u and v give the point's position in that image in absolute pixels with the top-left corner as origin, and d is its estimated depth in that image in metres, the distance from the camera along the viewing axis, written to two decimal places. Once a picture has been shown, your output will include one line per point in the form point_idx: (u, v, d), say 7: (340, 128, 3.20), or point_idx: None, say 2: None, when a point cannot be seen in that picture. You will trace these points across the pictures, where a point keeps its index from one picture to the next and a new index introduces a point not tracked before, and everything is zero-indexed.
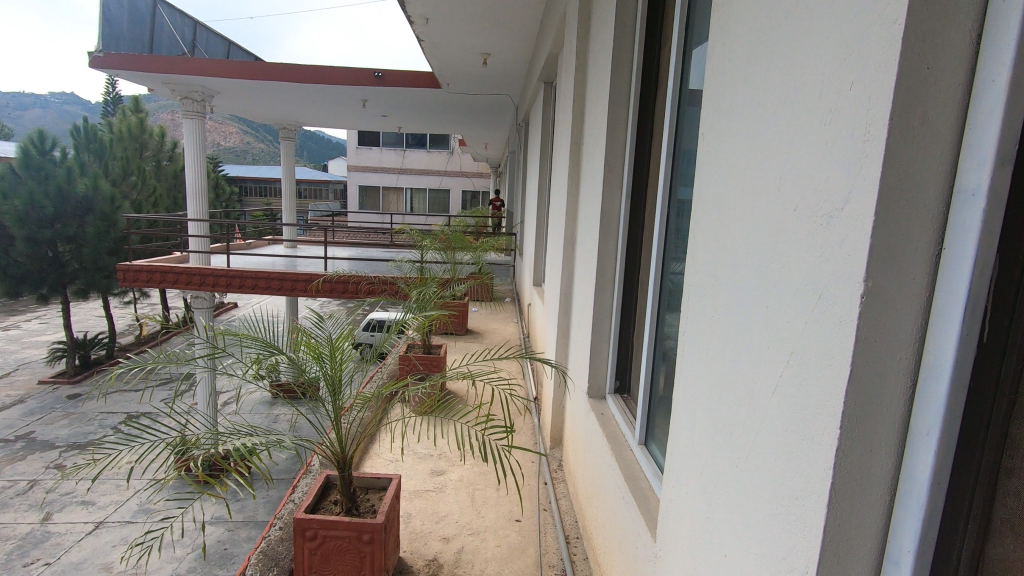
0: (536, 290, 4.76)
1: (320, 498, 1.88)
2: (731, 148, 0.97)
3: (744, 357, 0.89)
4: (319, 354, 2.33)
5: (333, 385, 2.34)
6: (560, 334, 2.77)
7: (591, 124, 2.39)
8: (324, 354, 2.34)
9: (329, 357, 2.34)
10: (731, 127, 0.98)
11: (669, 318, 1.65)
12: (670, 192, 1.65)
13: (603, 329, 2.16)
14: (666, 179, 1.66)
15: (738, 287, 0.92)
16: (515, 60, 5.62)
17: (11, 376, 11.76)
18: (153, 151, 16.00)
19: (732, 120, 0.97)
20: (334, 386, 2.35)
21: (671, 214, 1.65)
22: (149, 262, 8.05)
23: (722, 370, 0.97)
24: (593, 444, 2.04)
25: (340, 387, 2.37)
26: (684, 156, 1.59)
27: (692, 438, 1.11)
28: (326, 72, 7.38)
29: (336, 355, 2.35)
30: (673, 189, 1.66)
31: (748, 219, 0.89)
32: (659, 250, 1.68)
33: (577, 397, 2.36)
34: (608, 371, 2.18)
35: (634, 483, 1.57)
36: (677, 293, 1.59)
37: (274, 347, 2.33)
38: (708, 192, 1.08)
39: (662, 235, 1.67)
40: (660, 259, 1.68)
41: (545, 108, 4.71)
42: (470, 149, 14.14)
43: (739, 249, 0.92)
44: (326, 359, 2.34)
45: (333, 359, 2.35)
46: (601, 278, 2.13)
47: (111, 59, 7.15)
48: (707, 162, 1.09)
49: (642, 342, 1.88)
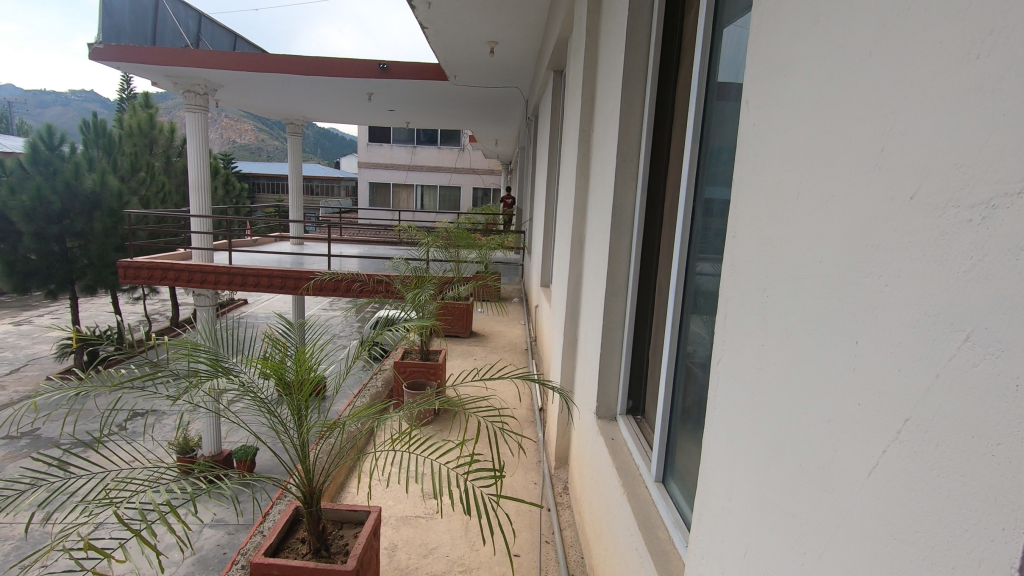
0: (545, 291, 4.54)
1: (285, 535, 1.65)
2: (794, 108, 0.70)
3: (815, 401, 0.63)
4: (282, 371, 2.06)
5: (297, 411, 2.09)
6: (567, 344, 2.51)
7: (602, 108, 2.13)
8: (288, 372, 2.08)
9: (295, 375, 2.08)
10: (791, 86, 0.71)
11: (693, 336, 1.38)
12: (696, 181, 1.38)
13: (615, 343, 1.90)
14: (693, 169, 1.39)
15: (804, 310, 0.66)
16: (524, 48, 5.36)
17: (21, 372, 11.78)
18: (163, 147, 15.95)
19: (793, 81, 0.71)
20: (299, 407, 2.09)
21: (698, 207, 1.38)
22: (152, 259, 7.94)
23: (776, 421, 0.72)
24: (601, 474, 1.77)
25: (307, 413, 2.11)
26: (716, 139, 1.31)
27: (730, 502, 0.84)
28: (332, 64, 7.17)
29: (302, 380, 2.09)
30: (700, 181, 1.38)
31: (824, 208, 0.63)
32: (684, 253, 1.41)
33: (584, 416, 2.11)
34: (619, 389, 1.92)
35: (650, 533, 1.31)
36: (703, 303, 1.33)
37: (227, 368, 2.06)
38: (753, 181, 0.82)
39: (685, 235, 1.41)
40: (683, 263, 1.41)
41: (553, 100, 4.43)
42: (480, 146, 13.96)
43: (801, 251, 0.67)
44: (290, 377, 2.08)
45: (298, 376, 2.09)
46: (613, 284, 1.88)
47: (110, 51, 7.01)
48: (753, 144, 0.83)
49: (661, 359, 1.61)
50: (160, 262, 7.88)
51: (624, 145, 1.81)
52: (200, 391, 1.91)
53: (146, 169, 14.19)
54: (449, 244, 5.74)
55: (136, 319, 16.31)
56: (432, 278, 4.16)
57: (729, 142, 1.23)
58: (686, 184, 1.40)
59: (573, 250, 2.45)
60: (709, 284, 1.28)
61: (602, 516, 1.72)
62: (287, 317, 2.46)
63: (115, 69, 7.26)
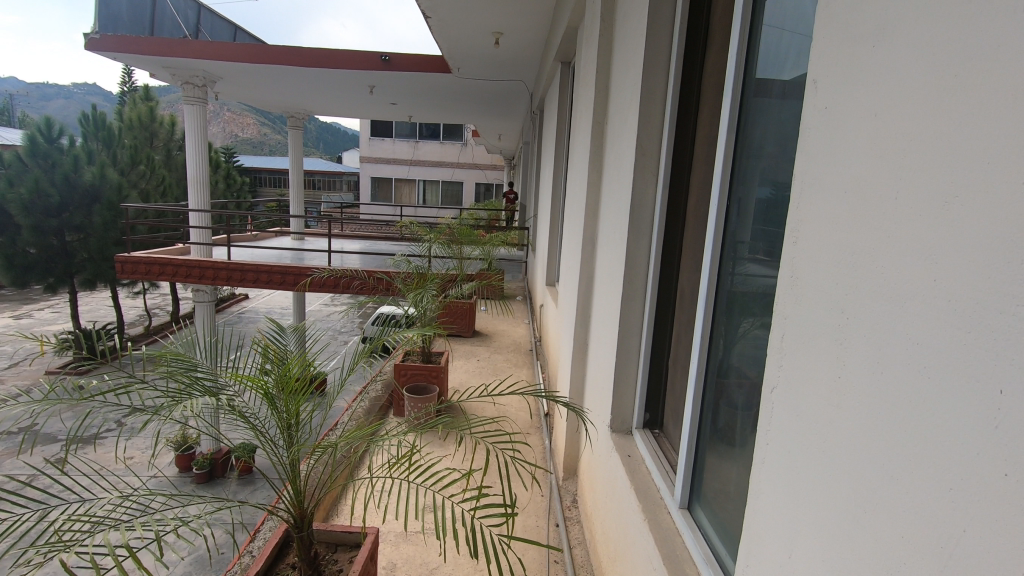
0: (551, 290, 4.41)
1: (273, 560, 1.53)
2: (897, 89, 0.56)
3: (942, 458, 0.49)
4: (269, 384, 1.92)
5: (287, 427, 1.95)
6: (577, 350, 2.37)
7: (618, 98, 1.98)
8: (276, 385, 1.93)
9: (284, 389, 1.93)
10: (892, 65, 0.57)
11: (724, 348, 1.25)
12: (732, 174, 1.23)
13: (633, 353, 1.77)
14: (728, 161, 1.24)
15: (922, 337, 0.52)
16: (531, 39, 5.20)
17: (20, 367, 11.68)
18: (163, 141, 15.82)
19: (896, 56, 0.57)
20: (288, 422, 1.95)
21: (734, 204, 1.23)
22: (149, 254, 7.82)
23: (879, 466, 0.57)
24: (617, 494, 1.64)
25: (297, 429, 1.97)
26: (757, 127, 1.16)
27: (791, 556, 0.72)
28: (333, 55, 7.00)
29: (291, 395, 1.94)
30: (735, 176, 1.23)
31: (963, 209, 0.49)
32: (717, 256, 1.26)
33: (597, 426, 1.97)
34: (636, 401, 1.78)
35: (676, 566, 1.18)
36: (737, 314, 1.19)
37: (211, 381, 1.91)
38: (828, 178, 0.68)
39: (718, 235, 1.26)
40: (716, 266, 1.27)
41: (562, 91, 4.27)
42: (483, 140, 13.79)
43: (917, 266, 0.53)
44: (279, 390, 1.93)
45: (288, 389, 1.94)
46: (630, 288, 1.73)
47: (107, 42, 6.83)
48: (827, 134, 0.69)
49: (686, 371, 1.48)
50: (158, 257, 7.76)
51: (643, 136, 1.66)
52: (179, 409, 1.77)
53: (145, 162, 14.05)
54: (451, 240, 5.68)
55: (136, 313, 16.23)
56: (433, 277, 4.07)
57: (773, 134, 1.09)
58: (718, 177, 1.26)
59: (585, 250, 2.30)
60: (748, 290, 1.14)
61: (618, 541, 1.58)
62: (275, 321, 2.31)
63: (112, 59, 7.11)
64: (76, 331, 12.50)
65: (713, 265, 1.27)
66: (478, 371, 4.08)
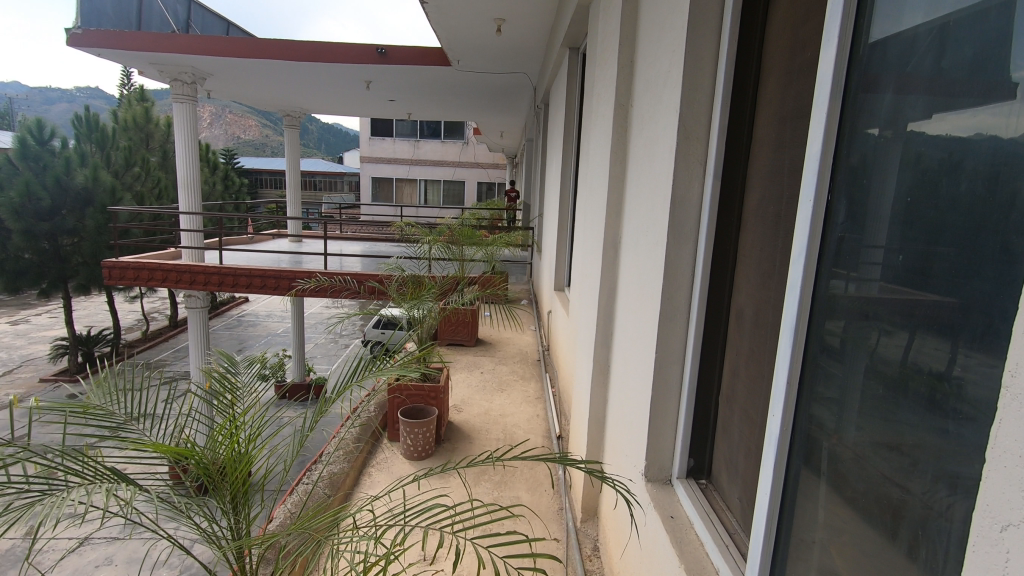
0: (560, 296, 4.08)
1: None
2: None
3: None
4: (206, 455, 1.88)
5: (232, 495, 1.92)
6: (598, 373, 2.03)
7: (650, 71, 1.61)
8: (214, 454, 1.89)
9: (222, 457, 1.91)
10: None
11: (821, 401, 0.87)
12: (835, 153, 0.85)
13: (672, 390, 1.43)
14: (829, 139, 0.86)
15: None
16: (534, 26, 4.84)
17: (14, 377, 11.99)
18: (160, 142, 15.52)
19: None
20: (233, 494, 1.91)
21: (837, 194, 0.85)
22: (138, 258, 7.52)
23: None
24: (657, 567, 1.31)
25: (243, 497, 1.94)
26: (873, 85, 0.79)
27: None
28: (325, 49, 6.66)
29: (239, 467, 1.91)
30: (840, 159, 0.85)
31: None
32: (811, 271, 0.89)
33: (627, 472, 1.65)
34: (676, 447, 1.45)
35: None
36: (843, 360, 0.82)
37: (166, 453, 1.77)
38: None
39: (814, 242, 0.88)
40: (809, 286, 0.89)
41: (569, 79, 3.92)
42: (486, 139, 13.45)
43: None
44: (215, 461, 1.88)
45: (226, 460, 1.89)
46: (670, 306, 1.39)
47: (89, 37, 6.56)
48: None
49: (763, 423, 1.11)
50: (147, 262, 7.46)
51: (689, 116, 1.31)
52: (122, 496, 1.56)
53: (140, 164, 13.77)
54: (451, 242, 5.36)
55: (135, 318, 16.03)
56: (429, 288, 3.79)
57: (910, 93, 0.72)
58: (811, 160, 0.88)
59: (604, 256, 1.95)
60: (866, 329, 0.77)
61: None
62: (222, 361, 2.30)
63: (95, 55, 6.79)
64: (71, 337, 12.28)
65: (805, 285, 0.90)
66: (481, 386, 3.73)
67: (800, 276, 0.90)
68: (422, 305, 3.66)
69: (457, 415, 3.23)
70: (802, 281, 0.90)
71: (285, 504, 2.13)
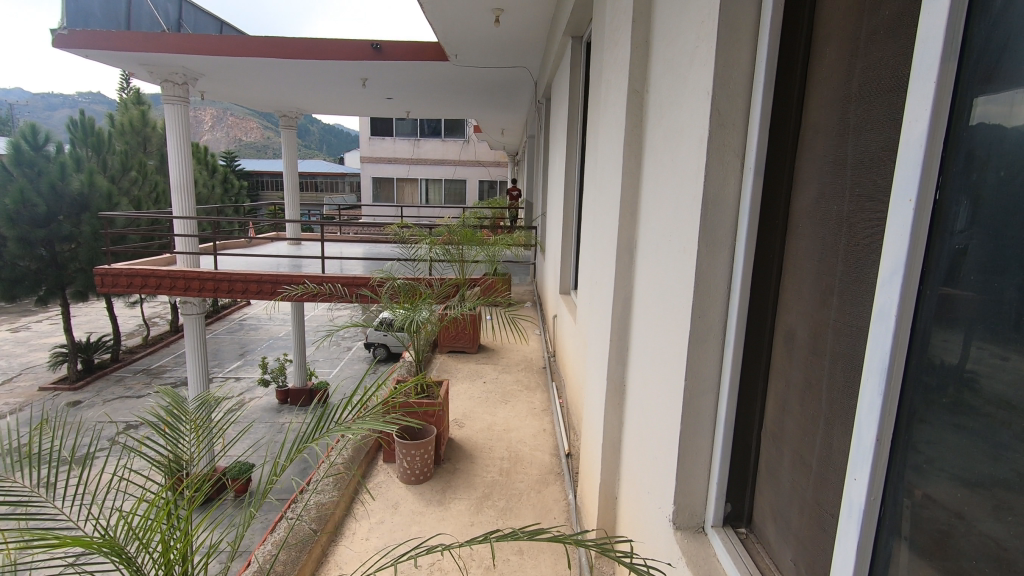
0: (566, 299, 3.86)
1: None
2: None
3: None
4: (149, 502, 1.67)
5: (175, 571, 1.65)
6: (613, 392, 1.81)
7: (672, 48, 1.38)
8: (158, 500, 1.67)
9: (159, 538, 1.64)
10: None
11: (929, 466, 0.65)
12: (946, 136, 0.63)
13: (705, 424, 1.22)
14: (942, 106, 0.62)
15: None
16: (535, 16, 4.60)
17: (13, 385, 11.89)
18: (157, 145, 15.34)
19: None
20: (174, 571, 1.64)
21: (949, 190, 0.62)
22: (131, 264, 7.35)
23: None
24: None
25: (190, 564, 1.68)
26: (1007, 28, 0.56)
27: None
28: (319, 45, 6.44)
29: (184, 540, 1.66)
30: (953, 135, 0.62)
31: None
32: (910, 295, 0.66)
33: (650, 515, 1.44)
34: (711, 489, 1.23)
35: None
36: (975, 415, 0.59)
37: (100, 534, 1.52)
38: None
39: (921, 249, 0.65)
40: (909, 314, 0.67)
41: (572, 71, 3.70)
42: (487, 137, 13.21)
43: None
44: (148, 512, 1.62)
45: (165, 512, 1.64)
46: (701, 326, 1.17)
47: (76, 37, 6.38)
48: None
49: (836, 473, 0.88)
50: (140, 269, 7.28)
51: (724, 100, 1.09)
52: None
53: (137, 168, 13.62)
54: (450, 243, 5.15)
55: (136, 324, 15.93)
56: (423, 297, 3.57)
57: None
58: (909, 143, 0.66)
59: (617, 263, 1.72)
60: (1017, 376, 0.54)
61: None
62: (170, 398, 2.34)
63: (82, 57, 6.58)
64: (70, 345, 12.08)
65: (903, 312, 0.67)
66: (484, 397, 3.52)
67: (895, 300, 0.67)
68: (418, 315, 3.42)
69: (457, 431, 3.01)
70: (899, 307, 0.67)
71: (261, 548, 1.91)
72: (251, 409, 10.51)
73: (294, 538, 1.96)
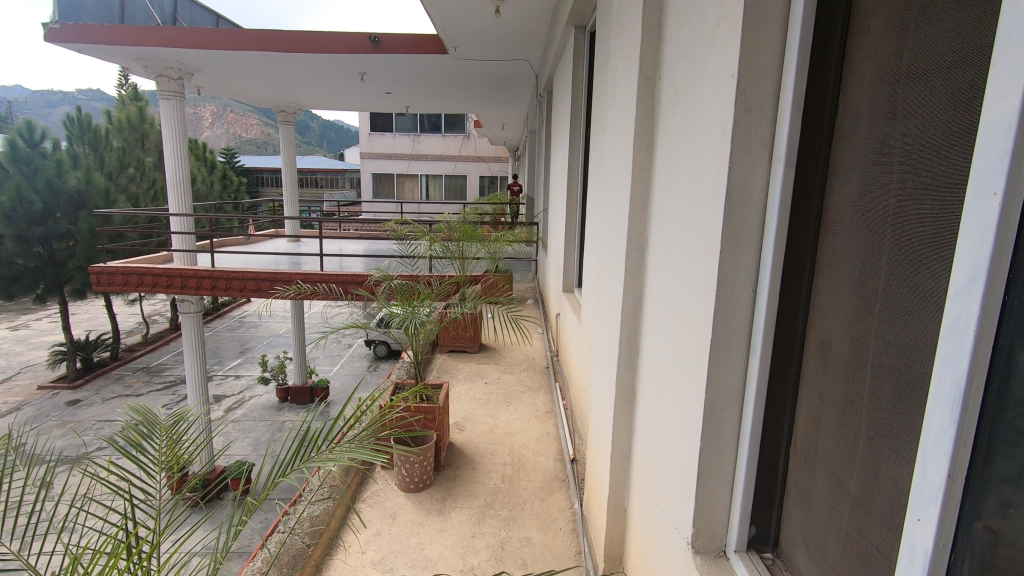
0: (569, 298, 3.75)
1: None
2: None
3: None
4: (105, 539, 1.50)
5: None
6: (623, 398, 1.70)
7: (688, 29, 1.26)
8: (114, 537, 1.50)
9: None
10: None
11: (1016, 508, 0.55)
12: None
13: (728, 439, 1.11)
14: None
15: None
16: (537, 6, 4.48)
17: (12, 383, 11.84)
18: (155, 142, 15.21)
19: None
20: None
21: None
22: (126, 262, 7.24)
23: None
24: None
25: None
26: None
27: None
28: (316, 39, 6.32)
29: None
30: None
31: None
32: (991, 305, 0.56)
33: (665, 533, 1.34)
34: (734, 509, 1.13)
35: None
36: None
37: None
38: None
39: (1004, 250, 0.55)
40: (990, 328, 0.57)
41: (574, 63, 3.59)
42: (488, 132, 13.08)
43: None
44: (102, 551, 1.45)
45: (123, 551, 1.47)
46: (724, 332, 1.06)
47: (69, 31, 6.13)
48: None
49: (887, 502, 0.78)
50: (135, 267, 7.17)
51: (751, 83, 0.99)
52: None
53: (134, 165, 13.49)
54: (450, 240, 5.05)
55: (136, 322, 15.86)
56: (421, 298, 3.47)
57: None
58: (992, 123, 0.55)
59: (626, 263, 1.61)
60: None
61: None
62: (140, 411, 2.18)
63: (75, 51, 6.47)
64: (69, 344, 12.01)
65: (983, 325, 0.56)
66: (486, 398, 3.43)
67: (973, 312, 0.57)
68: (416, 316, 3.32)
69: (458, 435, 2.91)
70: (977, 320, 0.57)
71: (250, 565, 1.82)
72: (251, 407, 10.43)
73: (285, 554, 1.87)
